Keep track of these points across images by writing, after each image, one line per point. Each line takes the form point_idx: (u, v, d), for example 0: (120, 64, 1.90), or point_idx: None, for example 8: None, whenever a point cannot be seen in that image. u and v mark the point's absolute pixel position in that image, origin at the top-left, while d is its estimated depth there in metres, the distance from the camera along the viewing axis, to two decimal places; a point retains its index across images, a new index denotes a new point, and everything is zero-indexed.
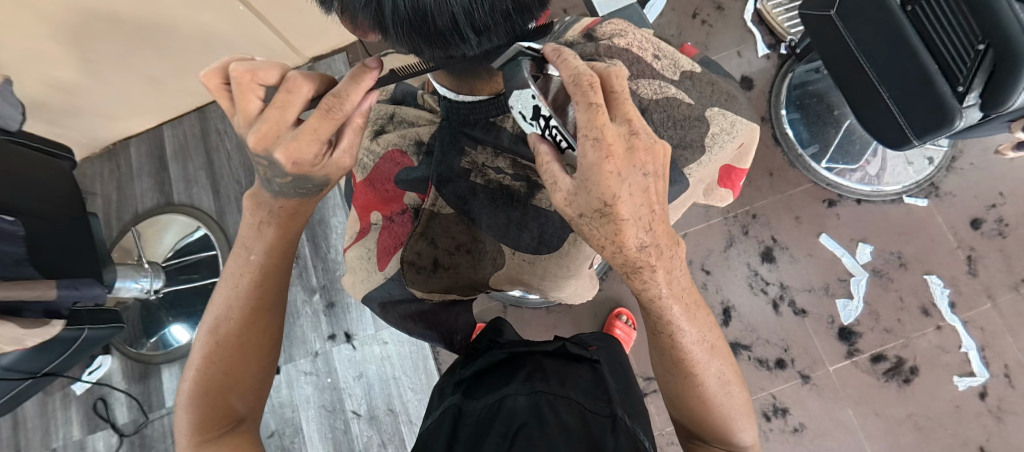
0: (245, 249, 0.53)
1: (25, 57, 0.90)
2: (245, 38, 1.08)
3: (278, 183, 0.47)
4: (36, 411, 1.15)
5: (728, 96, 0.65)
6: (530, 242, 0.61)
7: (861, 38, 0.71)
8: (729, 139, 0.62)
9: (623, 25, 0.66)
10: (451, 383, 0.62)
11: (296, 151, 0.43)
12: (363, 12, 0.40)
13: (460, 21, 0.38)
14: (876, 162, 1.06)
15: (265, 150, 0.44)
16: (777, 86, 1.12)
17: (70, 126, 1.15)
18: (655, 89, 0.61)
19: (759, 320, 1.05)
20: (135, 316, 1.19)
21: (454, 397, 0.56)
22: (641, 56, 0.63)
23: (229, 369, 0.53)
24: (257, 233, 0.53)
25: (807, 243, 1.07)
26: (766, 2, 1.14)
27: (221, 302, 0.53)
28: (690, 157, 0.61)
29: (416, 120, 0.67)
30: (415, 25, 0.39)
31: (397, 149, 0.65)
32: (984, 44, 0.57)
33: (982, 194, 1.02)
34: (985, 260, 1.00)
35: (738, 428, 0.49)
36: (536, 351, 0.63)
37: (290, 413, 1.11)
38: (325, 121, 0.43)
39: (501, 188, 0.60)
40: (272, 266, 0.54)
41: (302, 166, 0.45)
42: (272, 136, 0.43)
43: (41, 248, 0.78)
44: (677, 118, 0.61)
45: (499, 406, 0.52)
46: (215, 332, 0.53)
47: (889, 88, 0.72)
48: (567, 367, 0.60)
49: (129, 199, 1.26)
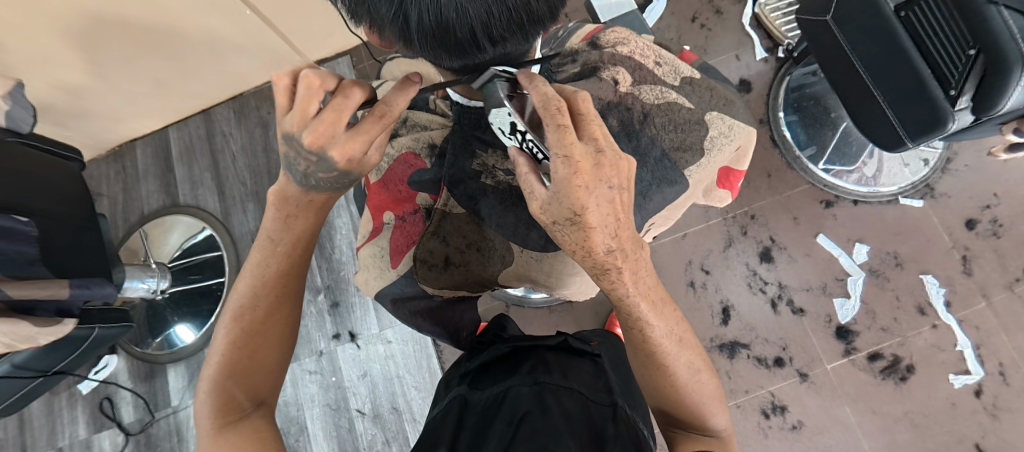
0: (269, 242, 0.54)
1: (33, 58, 0.91)
2: (251, 42, 1.09)
3: (319, 178, 0.48)
4: (42, 410, 1.16)
5: (727, 101, 0.67)
6: (538, 241, 0.63)
7: (855, 42, 0.74)
8: (728, 142, 0.64)
9: (625, 33, 0.68)
10: (457, 375, 0.64)
11: (351, 151, 0.45)
12: (388, 25, 0.41)
13: (479, 33, 0.40)
14: (872, 163, 1.08)
15: (318, 148, 0.44)
16: (776, 88, 1.14)
17: (76, 128, 1.16)
18: (657, 95, 0.63)
19: (758, 319, 1.06)
20: (141, 316, 1.20)
21: (459, 389, 0.58)
22: (643, 63, 0.65)
23: (253, 354, 0.55)
24: (283, 226, 0.54)
25: (806, 243, 1.08)
26: (765, 5, 1.16)
27: (246, 289, 0.55)
28: (690, 159, 0.62)
29: (429, 124, 0.69)
30: (439, 37, 0.40)
31: (411, 152, 0.67)
32: (976, 49, 0.60)
33: (978, 195, 1.04)
34: (981, 260, 1.02)
35: (711, 413, 0.51)
36: (539, 345, 0.64)
37: (295, 411, 1.12)
38: (378, 126, 0.45)
39: (509, 189, 0.62)
40: (296, 256, 0.56)
41: (350, 162, 0.46)
42: (327, 135, 0.44)
43: (53, 248, 0.80)
44: (677, 122, 0.62)
45: (503, 396, 0.53)
46: (239, 318, 0.54)
47: (884, 91, 0.74)
48: (568, 361, 0.61)
49: (136, 200, 1.27)
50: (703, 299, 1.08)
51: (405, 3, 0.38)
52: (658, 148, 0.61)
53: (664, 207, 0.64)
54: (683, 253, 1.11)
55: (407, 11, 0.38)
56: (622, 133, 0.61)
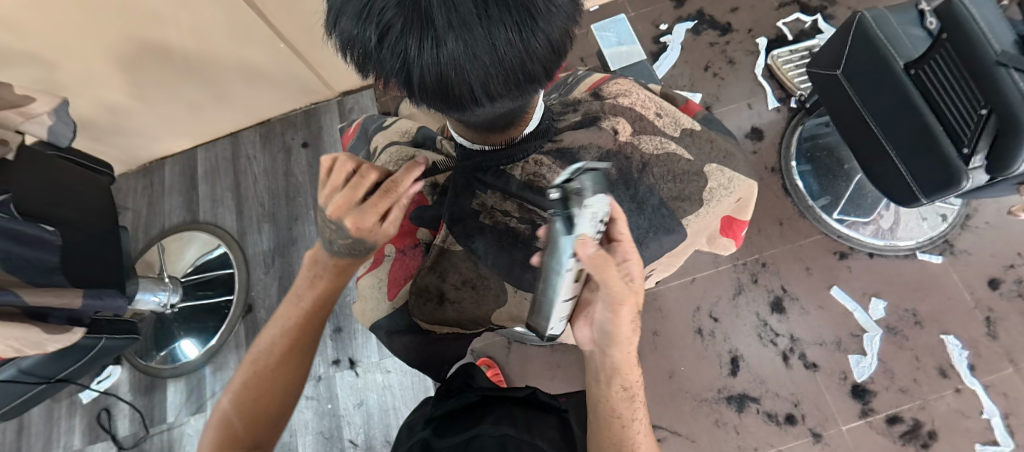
0: (296, 295, 0.56)
1: (84, 79, 0.99)
2: (283, 73, 1.16)
3: (339, 243, 0.51)
4: (42, 417, 1.17)
5: (726, 153, 0.67)
6: (532, 282, 0.63)
7: (868, 98, 0.80)
8: (727, 194, 0.64)
9: (627, 85, 0.69)
10: (423, 419, 0.63)
11: (359, 223, 0.47)
12: (392, 78, 0.42)
13: (476, 90, 0.42)
14: (889, 216, 1.06)
15: (337, 218, 0.48)
16: (788, 137, 1.14)
17: (111, 144, 1.23)
18: (656, 145, 0.63)
19: (768, 372, 1.02)
20: (148, 328, 1.21)
21: (424, 433, 0.58)
22: (644, 114, 0.65)
23: (257, 400, 0.54)
24: (309, 285, 0.56)
25: (819, 294, 1.05)
26: (777, 57, 1.19)
27: (267, 336, 0.56)
28: (688, 208, 0.63)
29: (434, 163, 0.66)
30: (438, 91, 0.42)
31: (412, 188, 0.66)
32: (987, 109, 0.64)
33: (1000, 253, 1.01)
34: (1006, 322, 0.97)
35: None
36: (508, 398, 0.64)
37: (288, 437, 1.10)
38: (384, 201, 0.47)
39: (507, 230, 0.62)
40: (313, 312, 0.56)
41: (361, 230, 0.48)
42: (343, 207, 0.47)
43: (74, 257, 0.84)
44: (675, 173, 0.63)
45: (466, 446, 0.54)
46: (255, 362, 0.55)
47: (897, 147, 0.79)
48: (535, 416, 0.61)
49: (158, 215, 1.32)
50: (711, 347, 1.05)
51: (409, 60, 0.39)
52: (656, 197, 0.62)
53: (660, 255, 0.66)
54: (692, 298, 1.08)
55: (410, 67, 0.40)
56: (621, 182, 0.61)
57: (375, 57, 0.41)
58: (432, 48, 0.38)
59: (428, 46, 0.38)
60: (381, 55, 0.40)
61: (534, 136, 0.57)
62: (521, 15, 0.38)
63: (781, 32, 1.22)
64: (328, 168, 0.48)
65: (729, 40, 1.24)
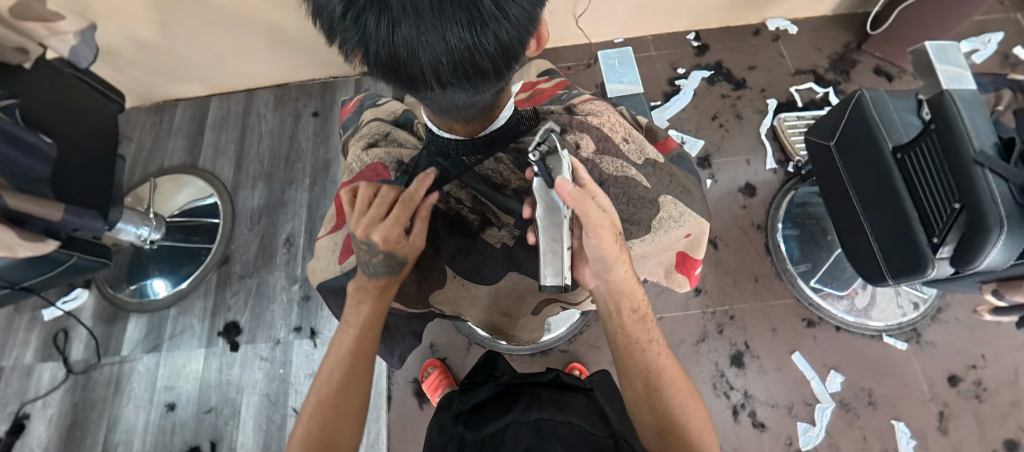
0: (347, 324, 0.61)
1: (117, 9, 1.03)
2: (308, 42, 1.20)
3: (376, 265, 0.58)
4: (2, 324, 1.18)
5: (685, 189, 0.68)
6: (471, 268, 0.68)
7: (854, 172, 0.82)
8: (677, 227, 0.66)
9: (602, 107, 0.72)
10: (451, 415, 0.68)
11: (386, 232, 0.55)
12: (351, 47, 0.45)
13: (427, 74, 0.44)
14: (864, 295, 1.07)
15: (364, 236, 0.55)
16: (779, 199, 1.16)
17: (130, 76, 1.26)
18: (617, 167, 0.66)
19: (716, 423, 1.01)
20: (124, 259, 1.23)
21: (458, 429, 0.63)
22: (611, 136, 0.68)
23: (323, 424, 0.56)
24: (354, 310, 0.61)
25: (780, 357, 1.05)
26: (783, 120, 1.22)
27: (327, 365, 0.59)
28: (635, 232, 0.65)
29: (404, 142, 0.72)
30: (390, 66, 0.44)
31: (381, 163, 0.69)
32: (959, 204, 0.65)
33: (964, 352, 1.02)
34: (958, 420, 0.97)
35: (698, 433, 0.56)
36: (531, 383, 0.69)
37: (234, 393, 1.10)
38: (405, 209, 0.56)
39: (457, 217, 0.66)
40: (362, 335, 0.59)
41: (390, 242, 0.56)
42: (369, 227, 0.55)
43: (64, 172, 0.86)
44: (630, 196, 0.65)
45: (502, 434, 0.58)
46: (317, 389, 0.58)
47: (873, 225, 0.80)
48: (561, 394, 0.66)
49: (159, 153, 1.35)
50: None
51: (367, 35, 0.42)
52: None
53: None
54: None
55: (367, 40, 0.42)
56: None
57: (338, 26, 0.43)
58: (389, 27, 0.41)
59: (384, 23, 0.41)
60: (342, 24, 0.43)
61: (501, 135, 0.60)
62: (474, 16, 0.41)
63: (792, 97, 1.25)
64: (360, 200, 0.57)
65: (740, 96, 1.27)
